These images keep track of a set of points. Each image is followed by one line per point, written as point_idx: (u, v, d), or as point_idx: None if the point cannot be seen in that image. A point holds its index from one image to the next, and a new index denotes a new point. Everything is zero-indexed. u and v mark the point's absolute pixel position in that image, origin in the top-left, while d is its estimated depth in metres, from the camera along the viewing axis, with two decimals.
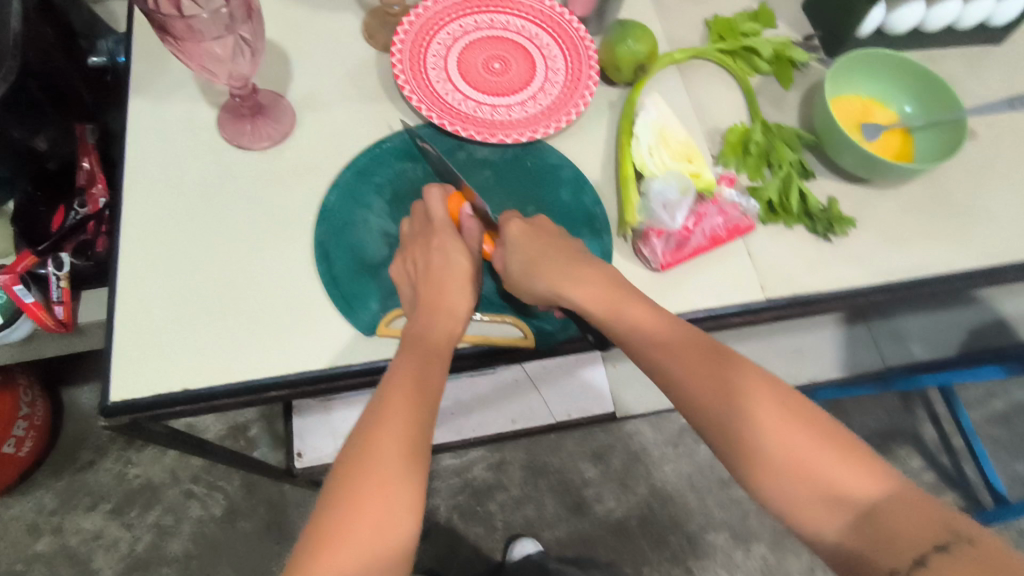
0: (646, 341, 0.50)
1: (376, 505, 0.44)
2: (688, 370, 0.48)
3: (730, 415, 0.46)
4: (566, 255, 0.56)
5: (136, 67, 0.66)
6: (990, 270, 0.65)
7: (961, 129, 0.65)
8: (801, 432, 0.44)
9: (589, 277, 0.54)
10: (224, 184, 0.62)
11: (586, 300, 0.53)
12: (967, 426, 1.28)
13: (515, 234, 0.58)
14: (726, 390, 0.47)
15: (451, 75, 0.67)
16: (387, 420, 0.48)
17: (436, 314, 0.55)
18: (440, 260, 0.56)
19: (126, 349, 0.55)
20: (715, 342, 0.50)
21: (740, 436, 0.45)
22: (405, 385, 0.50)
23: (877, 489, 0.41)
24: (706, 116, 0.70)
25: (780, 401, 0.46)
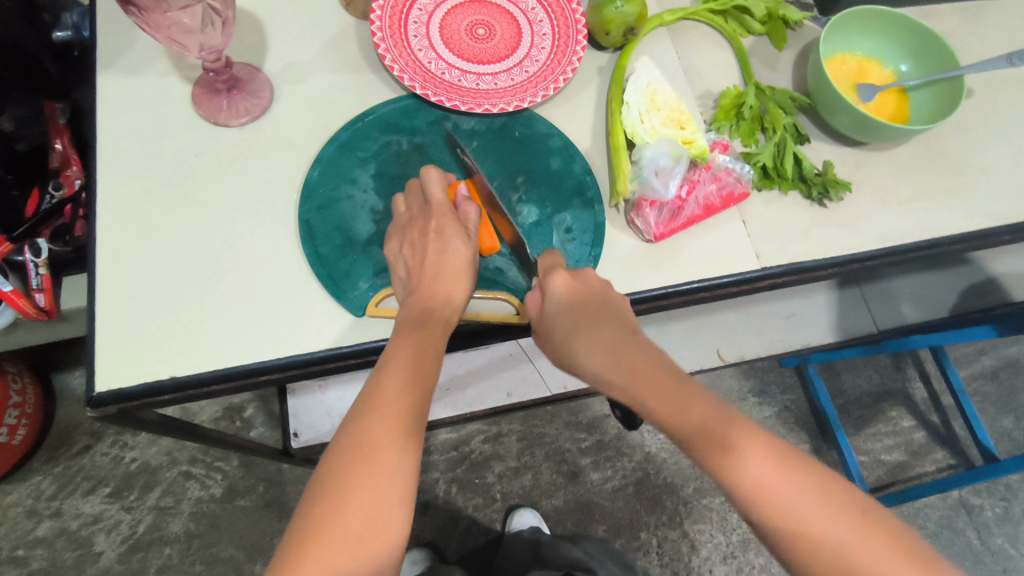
0: (717, 446, 0.45)
1: (373, 485, 0.44)
2: (762, 482, 0.44)
3: (809, 533, 0.43)
4: (616, 325, 0.53)
5: (103, 40, 0.63)
6: (985, 231, 0.64)
7: (957, 89, 0.64)
8: (882, 548, 0.42)
9: (645, 356, 0.51)
10: (202, 163, 0.60)
11: (648, 390, 0.49)
12: (957, 385, 1.29)
13: (560, 292, 0.54)
14: (793, 505, 0.43)
15: (433, 42, 0.64)
16: (385, 401, 0.48)
17: (433, 297, 0.54)
18: (436, 245, 0.55)
19: (110, 336, 0.54)
20: (774, 440, 0.46)
21: (822, 557, 0.42)
22: (403, 366, 0.49)
23: None
24: (697, 79, 0.68)
25: (810, 485, 0.44)
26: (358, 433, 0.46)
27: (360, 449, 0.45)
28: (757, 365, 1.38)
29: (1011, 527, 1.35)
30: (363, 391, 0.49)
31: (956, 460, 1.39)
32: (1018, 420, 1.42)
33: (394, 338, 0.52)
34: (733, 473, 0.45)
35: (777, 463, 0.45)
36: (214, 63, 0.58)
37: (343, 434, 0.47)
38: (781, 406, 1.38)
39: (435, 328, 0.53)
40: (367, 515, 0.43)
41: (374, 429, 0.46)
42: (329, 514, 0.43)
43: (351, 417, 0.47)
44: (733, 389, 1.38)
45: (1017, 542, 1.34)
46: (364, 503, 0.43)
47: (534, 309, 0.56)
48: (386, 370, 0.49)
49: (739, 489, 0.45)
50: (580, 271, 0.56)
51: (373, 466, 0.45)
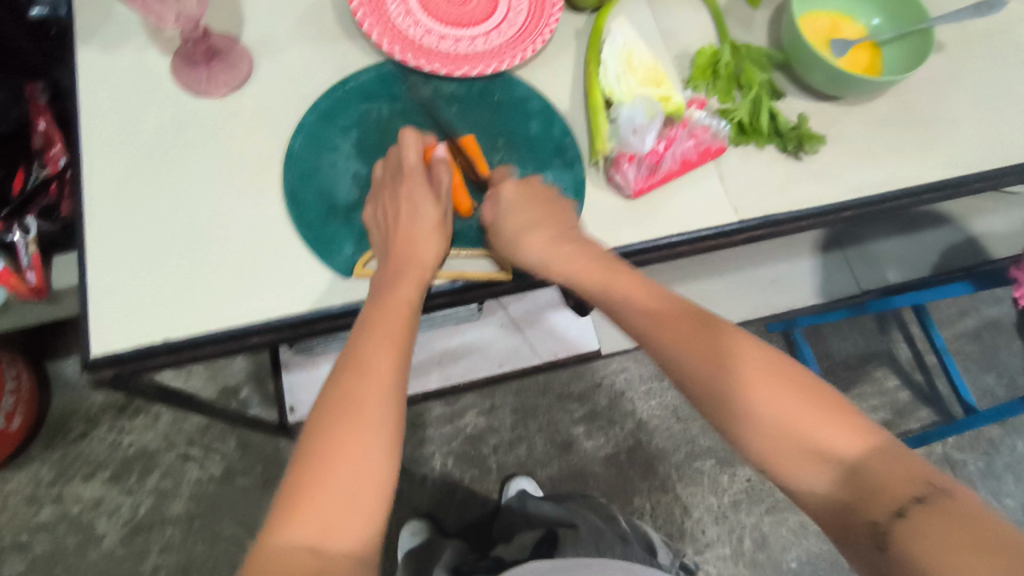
0: (637, 310, 0.50)
1: (345, 478, 0.44)
2: (679, 336, 0.47)
3: (718, 379, 0.45)
4: (556, 226, 0.57)
5: (79, 16, 0.63)
6: (957, 182, 0.65)
7: (928, 38, 0.64)
8: (787, 391, 0.43)
9: (579, 251, 0.55)
10: (183, 136, 0.60)
11: (583, 275, 0.53)
12: (938, 343, 1.32)
13: (509, 199, 0.58)
14: (698, 358, 0.46)
15: (411, 8, 0.65)
16: (356, 393, 0.47)
17: (407, 257, 0.55)
18: (411, 205, 0.56)
19: (101, 304, 0.55)
20: (701, 310, 0.49)
21: (727, 397, 0.44)
22: (375, 355, 0.49)
23: (855, 439, 0.41)
24: (673, 40, 0.68)
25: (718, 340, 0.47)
26: (326, 427, 0.46)
27: (330, 444, 0.45)
28: None
29: (993, 481, 1.39)
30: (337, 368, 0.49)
31: (939, 418, 1.42)
32: (1000, 377, 1.46)
33: (364, 312, 0.52)
34: (666, 347, 0.48)
35: (696, 324, 0.48)
36: (191, 33, 0.58)
37: (308, 428, 0.46)
38: None
39: (406, 298, 0.53)
40: (339, 506, 0.43)
41: (345, 421, 0.46)
42: (298, 511, 0.43)
43: (316, 413, 0.47)
44: None
45: (999, 494, 1.38)
46: (345, 477, 0.44)
47: (487, 218, 0.59)
48: (355, 360, 0.48)
49: (660, 343, 0.48)
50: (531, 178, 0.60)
51: (355, 412, 0.46)
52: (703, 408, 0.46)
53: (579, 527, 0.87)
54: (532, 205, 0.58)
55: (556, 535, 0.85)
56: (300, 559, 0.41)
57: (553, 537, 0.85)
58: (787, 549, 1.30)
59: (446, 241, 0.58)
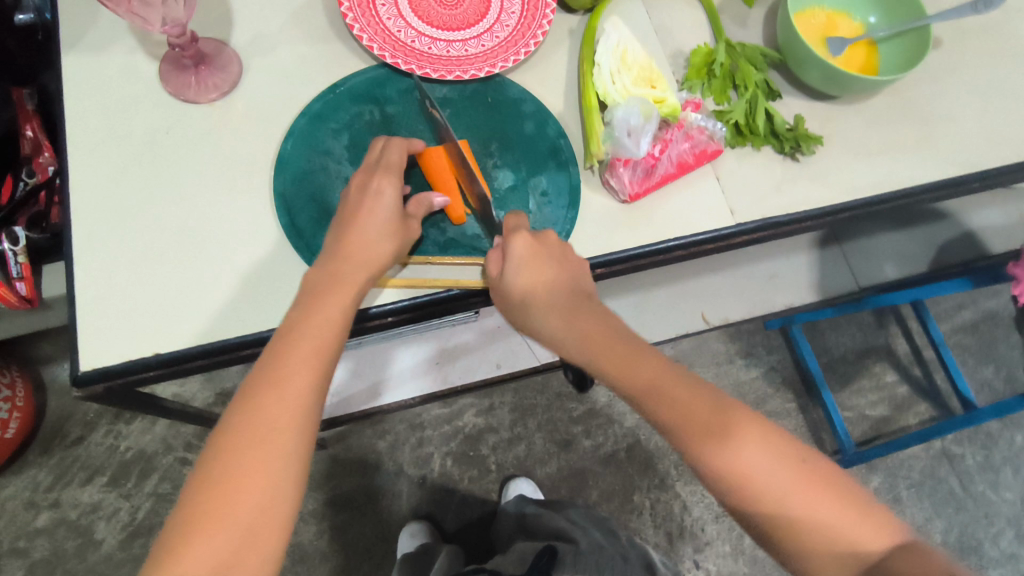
0: (676, 409, 0.46)
1: (252, 505, 0.43)
2: (714, 433, 0.45)
3: (756, 480, 0.44)
4: (571, 293, 0.52)
5: (65, 20, 0.62)
6: (957, 180, 0.65)
7: (925, 37, 0.64)
8: (820, 492, 0.44)
9: (597, 322, 0.51)
10: (173, 142, 0.59)
11: (600, 355, 0.49)
12: (937, 338, 1.32)
13: (520, 258, 0.53)
14: (744, 464, 0.44)
15: (402, 11, 0.64)
16: (268, 417, 0.45)
17: (350, 265, 0.52)
18: (367, 209, 0.54)
19: (93, 315, 0.54)
20: (727, 397, 0.47)
21: (763, 501, 0.44)
22: (293, 376, 0.46)
23: (876, 533, 0.44)
24: (668, 38, 0.68)
25: (757, 439, 0.45)
26: (230, 451, 0.44)
27: (239, 468, 0.43)
28: (743, 328, 1.41)
29: (992, 473, 1.39)
30: (260, 367, 0.47)
31: (938, 412, 1.42)
32: (997, 369, 1.46)
33: (297, 307, 0.50)
34: (714, 453, 0.44)
35: (729, 416, 0.46)
36: (179, 37, 0.57)
37: (211, 450, 0.44)
38: (768, 366, 1.41)
39: (343, 297, 0.51)
40: (234, 540, 0.42)
41: (257, 443, 0.44)
42: (189, 544, 0.41)
43: (220, 433, 0.45)
44: (720, 352, 1.40)
45: (998, 487, 1.39)
46: (252, 491, 0.43)
47: (494, 269, 0.55)
48: (274, 376, 0.46)
49: (693, 443, 0.45)
50: (540, 233, 0.55)
51: (270, 423, 0.45)
52: (731, 506, 0.46)
53: (579, 542, 0.88)
54: (543, 269, 0.53)
55: (556, 548, 0.84)
56: None
57: (553, 550, 0.84)
58: None
59: (402, 249, 0.55)
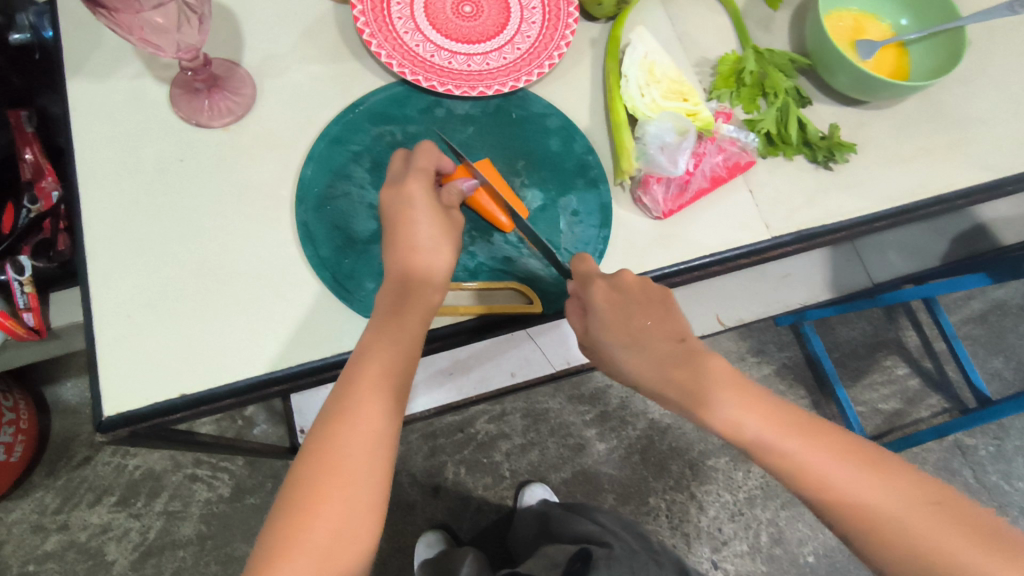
0: (770, 439, 0.46)
1: (330, 530, 0.42)
2: (823, 474, 0.45)
3: (880, 524, 0.43)
4: (660, 337, 0.51)
5: (68, 45, 0.59)
6: (988, 184, 0.63)
7: (959, 40, 0.62)
8: (959, 536, 0.41)
9: (690, 367, 0.49)
10: (185, 169, 0.57)
11: (696, 397, 0.48)
12: (948, 331, 1.30)
13: (601, 305, 0.51)
14: (851, 491, 0.44)
15: (418, 24, 0.61)
16: (347, 441, 0.44)
17: (407, 279, 0.51)
18: (410, 219, 0.52)
19: (111, 356, 0.52)
20: (827, 426, 0.47)
21: (881, 535, 0.43)
22: (370, 399, 0.46)
23: None
24: (693, 45, 0.65)
25: (861, 465, 0.45)
26: (308, 474, 0.43)
27: (319, 491, 0.42)
28: (754, 326, 1.39)
29: (1004, 464, 1.39)
30: (336, 388, 0.46)
31: (949, 404, 1.42)
32: (1008, 359, 1.45)
33: (370, 327, 0.49)
34: (811, 482, 0.45)
35: (839, 455, 0.45)
36: (191, 61, 0.55)
37: (294, 473, 0.44)
38: (779, 363, 1.39)
39: (410, 318, 0.49)
40: (316, 565, 0.41)
41: (336, 467, 0.43)
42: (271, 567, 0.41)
43: (303, 456, 0.44)
44: (731, 350, 1.38)
45: (1010, 477, 1.38)
46: (331, 515, 0.42)
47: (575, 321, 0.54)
48: (350, 400, 0.45)
49: (803, 482, 0.45)
50: (618, 273, 0.53)
51: (344, 445, 0.44)
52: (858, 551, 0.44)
53: (612, 547, 0.85)
54: (626, 314, 0.51)
55: (589, 553, 0.82)
56: None
57: (586, 554, 0.82)
58: (804, 543, 1.28)
59: (456, 252, 0.54)
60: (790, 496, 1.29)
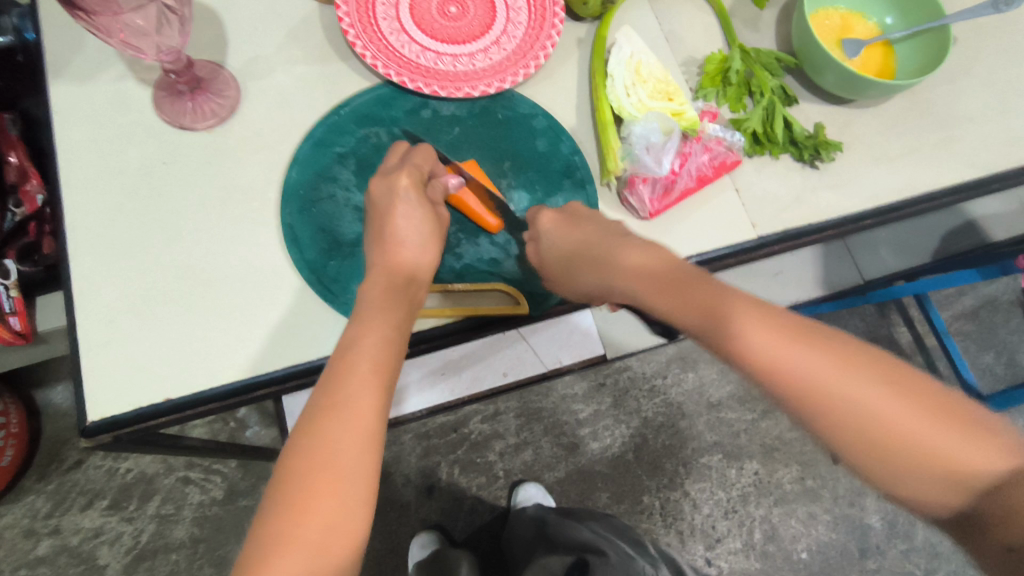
0: (724, 323, 0.45)
1: (325, 527, 0.41)
2: (778, 356, 0.43)
3: (835, 404, 0.41)
4: (611, 243, 0.53)
5: (50, 47, 0.59)
6: (974, 181, 0.63)
7: (945, 38, 0.62)
8: (912, 411, 0.40)
9: (645, 266, 0.50)
10: (171, 173, 0.57)
11: (650, 287, 0.49)
12: (939, 326, 1.29)
13: (549, 229, 0.55)
14: (803, 371, 0.42)
15: (404, 24, 0.61)
16: (337, 435, 0.43)
17: (393, 275, 0.51)
18: (395, 213, 0.53)
19: (96, 361, 0.52)
20: (779, 309, 0.46)
21: (834, 414, 0.41)
22: (360, 390, 0.45)
23: (977, 448, 0.39)
24: (680, 45, 0.65)
25: (814, 344, 0.43)
26: (297, 470, 0.42)
27: (309, 488, 0.42)
28: None
29: None
30: (324, 386, 0.46)
31: None
32: (999, 355, 1.46)
33: (354, 321, 0.49)
34: (763, 362, 0.43)
35: (795, 338, 0.43)
36: (172, 63, 0.54)
37: (282, 471, 0.43)
38: None
39: (396, 314, 0.50)
40: (310, 560, 0.40)
41: (327, 463, 0.42)
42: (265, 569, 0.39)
43: (290, 455, 0.43)
44: None
45: None
46: (325, 512, 0.41)
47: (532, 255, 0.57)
48: (338, 394, 0.45)
49: (756, 364, 0.43)
50: (566, 207, 0.57)
51: (335, 442, 0.43)
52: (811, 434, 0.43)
53: (608, 555, 0.86)
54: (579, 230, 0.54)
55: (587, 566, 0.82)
56: None
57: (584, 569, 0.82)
58: (797, 540, 1.28)
59: (441, 249, 0.55)
60: (784, 493, 1.30)
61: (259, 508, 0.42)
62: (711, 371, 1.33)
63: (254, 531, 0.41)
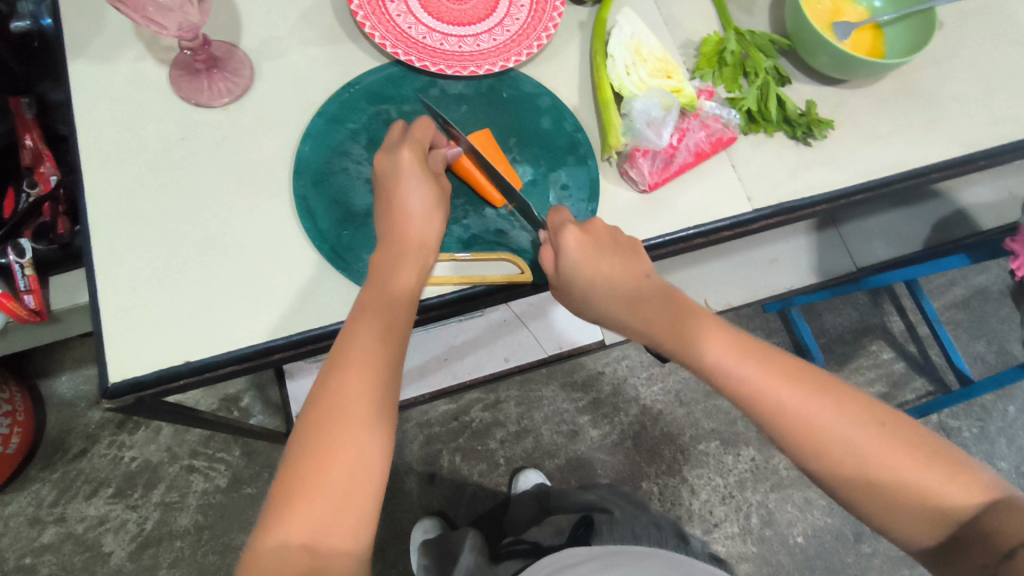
0: (730, 368, 0.49)
1: (345, 475, 0.43)
2: (778, 399, 0.48)
3: (833, 443, 0.46)
4: (629, 270, 0.54)
5: (70, 29, 0.61)
6: (960, 160, 0.66)
7: (931, 20, 0.65)
8: (900, 452, 0.45)
9: (658, 302, 0.53)
10: (188, 149, 0.59)
11: (660, 325, 0.52)
12: (931, 315, 1.30)
13: (570, 247, 0.53)
14: (800, 412, 0.47)
15: (411, 7, 0.63)
16: (354, 394, 0.45)
17: (403, 238, 0.53)
18: (402, 186, 0.54)
19: (118, 328, 0.54)
20: (779, 354, 0.51)
21: (829, 455, 0.46)
22: (374, 353, 0.47)
23: (961, 490, 0.44)
24: (678, 29, 0.68)
25: (810, 387, 0.48)
26: (318, 426, 0.44)
27: (330, 439, 0.44)
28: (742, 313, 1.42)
29: (987, 444, 1.36)
30: (339, 345, 0.48)
31: (934, 386, 1.44)
32: (989, 343, 1.48)
33: (366, 288, 0.51)
34: (759, 398, 0.48)
35: (792, 379, 0.48)
36: (192, 41, 0.56)
37: (302, 428, 0.45)
38: None
39: (405, 275, 0.52)
40: (334, 505, 0.42)
41: (344, 417, 0.45)
42: (290, 512, 0.42)
43: (310, 411, 0.45)
44: None
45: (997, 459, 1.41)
46: (344, 460, 0.43)
47: (548, 264, 0.56)
48: (353, 353, 0.47)
49: (759, 408, 0.48)
50: (588, 224, 0.56)
51: (352, 393, 0.45)
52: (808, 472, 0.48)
53: (613, 512, 0.88)
54: (601, 257, 0.54)
55: (592, 519, 0.86)
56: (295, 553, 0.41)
57: (589, 521, 0.86)
58: (793, 525, 1.30)
59: (445, 217, 0.56)
60: (781, 478, 1.32)
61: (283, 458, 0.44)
62: None
63: (279, 483, 0.43)
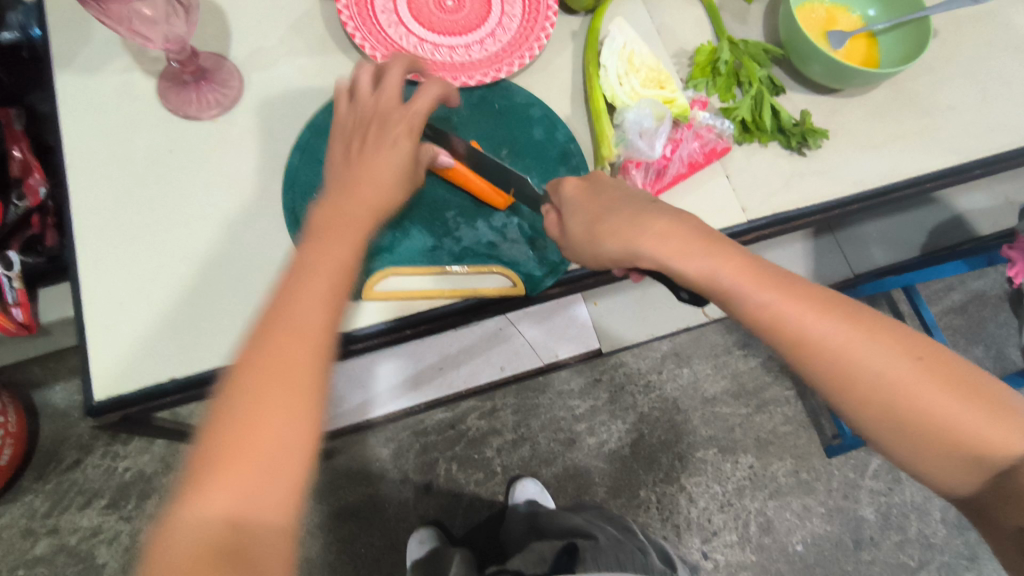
0: (752, 298, 0.44)
1: (275, 444, 0.39)
2: (808, 333, 0.43)
3: (858, 376, 0.42)
4: (635, 206, 0.50)
5: (57, 41, 0.60)
6: (955, 169, 0.65)
7: (925, 29, 0.64)
8: (938, 388, 0.42)
9: (675, 229, 0.47)
10: (177, 160, 0.58)
11: (678, 252, 0.46)
12: (929, 322, 1.27)
13: (567, 189, 0.53)
14: (831, 345, 0.43)
15: (402, 18, 0.63)
16: (289, 354, 0.41)
17: (362, 208, 0.50)
18: (386, 162, 0.52)
19: (104, 345, 0.53)
20: (809, 284, 0.45)
21: (860, 390, 0.42)
22: (314, 313, 0.43)
23: (998, 427, 0.41)
24: (671, 38, 0.67)
25: (844, 320, 0.43)
26: (249, 386, 0.40)
27: (259, 402, 0.40)
28: None
29: None
30: (276, 303, 0.44)
31: None
32: (987, 349, 1.48)
33: (309, 245, 0.47)
34: (787, 333, 0.43)
35: (825, 311, 0.43)
36: (179, 54, 0.56)
37: (228, 390, 0.41)
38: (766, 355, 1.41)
39: (355, 239, 0.48)
40: (267, 477, 0.39)
41: (276, 378, 0.41)
42: (210, 483, 0.38)
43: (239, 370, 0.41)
44: (717, 343, 1.34)
45: None
46: (274, 427, 0.40)
47: (553, 229, 0.54)
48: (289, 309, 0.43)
49: (786, 341, 0.44)
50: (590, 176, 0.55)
51: (284, 355, 0.41)
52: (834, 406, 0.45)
53: (597, 538, 0.88)
54: (605, 201, 0.51)
55: (576, 546, 0.86)
56: (213, 532, 0.37)
57: (573, 547, 0.86)
58: (792, 532, 1.30)
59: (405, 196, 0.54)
60: (779, 486, 1.31)
61: (205, 421, 0.40)
62: (706, 367, 1.33)
63: (197, 455, 0.39)
